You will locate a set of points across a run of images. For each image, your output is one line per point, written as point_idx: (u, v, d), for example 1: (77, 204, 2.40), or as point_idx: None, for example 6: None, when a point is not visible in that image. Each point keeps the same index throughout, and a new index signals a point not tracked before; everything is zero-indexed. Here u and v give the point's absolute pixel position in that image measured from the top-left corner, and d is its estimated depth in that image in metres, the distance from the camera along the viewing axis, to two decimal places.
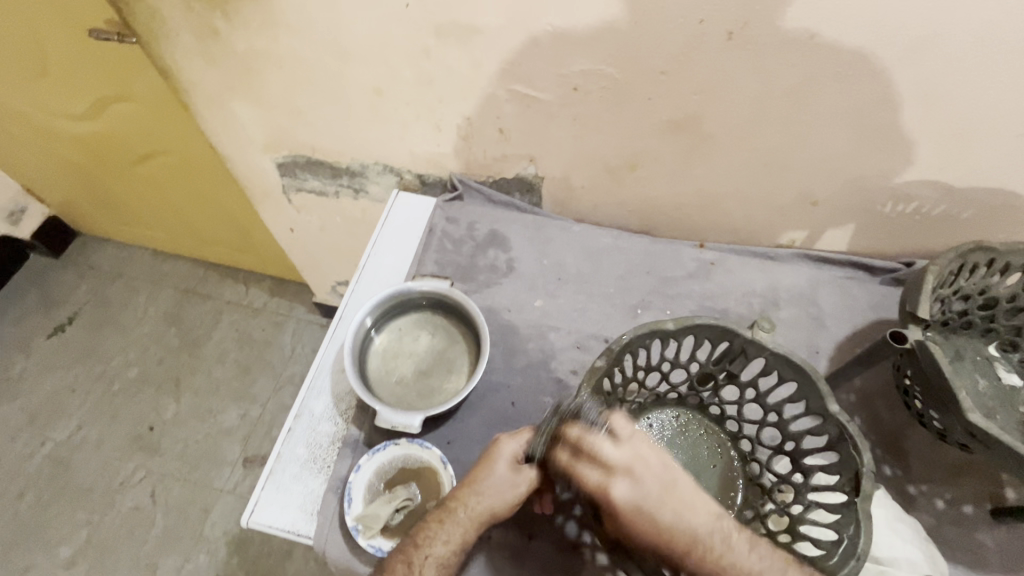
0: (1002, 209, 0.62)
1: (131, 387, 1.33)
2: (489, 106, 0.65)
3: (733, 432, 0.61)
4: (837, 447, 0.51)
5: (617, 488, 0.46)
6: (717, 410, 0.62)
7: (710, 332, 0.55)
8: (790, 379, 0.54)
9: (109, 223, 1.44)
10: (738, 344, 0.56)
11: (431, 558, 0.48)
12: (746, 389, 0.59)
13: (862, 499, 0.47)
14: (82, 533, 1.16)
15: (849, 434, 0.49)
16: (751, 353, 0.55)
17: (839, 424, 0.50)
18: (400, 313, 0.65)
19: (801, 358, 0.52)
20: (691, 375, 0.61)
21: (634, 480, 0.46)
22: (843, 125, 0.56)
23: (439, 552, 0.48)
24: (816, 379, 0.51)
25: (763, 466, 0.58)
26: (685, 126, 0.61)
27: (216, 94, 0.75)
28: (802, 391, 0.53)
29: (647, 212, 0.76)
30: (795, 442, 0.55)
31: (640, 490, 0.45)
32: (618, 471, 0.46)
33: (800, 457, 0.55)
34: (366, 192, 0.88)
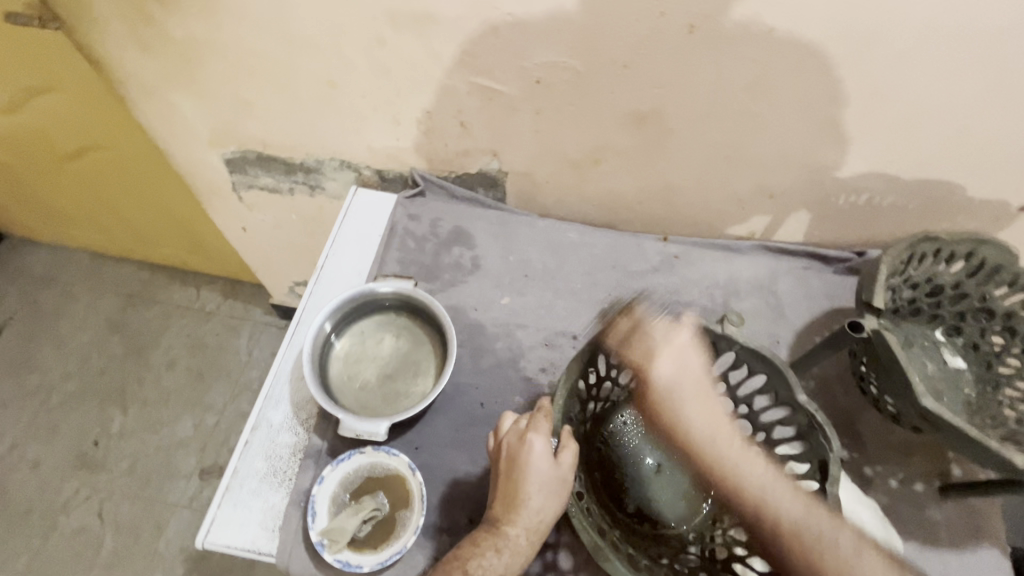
0: (946, 200, 0.65)
1: (72, 401, 1.24)
2: (450, 98, 0.63)
3: None
4: (806, 436, 0.52)
5: (658, 363, 0.54)
6: None
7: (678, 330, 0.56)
8: (758, 372, 0.55)
9: (39, 225, 1.33)
10: (710, 340, 0.56)
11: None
12: None
13: (830, 486, 0.48)
14: (21, 560, 1.08)
15: (817, 423, 0.50)
16: (723, 347, 0.56)
17: (806, 413, 0.51)
18: (360, 316, 0.62)
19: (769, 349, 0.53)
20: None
21: (670, 366, 0.54)
22: (799, 118, 0.57)
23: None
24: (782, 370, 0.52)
25: None
26: (647, 119, 0.60)
27: (154, 85, 0.70)
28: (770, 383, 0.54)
29: (611, 206, 0.75)
30: (767, 434, 0.57)
31: (688, 373, 0.53)
32: (663, 353, 0.54)
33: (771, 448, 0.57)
34: (322, 189, 0.85)
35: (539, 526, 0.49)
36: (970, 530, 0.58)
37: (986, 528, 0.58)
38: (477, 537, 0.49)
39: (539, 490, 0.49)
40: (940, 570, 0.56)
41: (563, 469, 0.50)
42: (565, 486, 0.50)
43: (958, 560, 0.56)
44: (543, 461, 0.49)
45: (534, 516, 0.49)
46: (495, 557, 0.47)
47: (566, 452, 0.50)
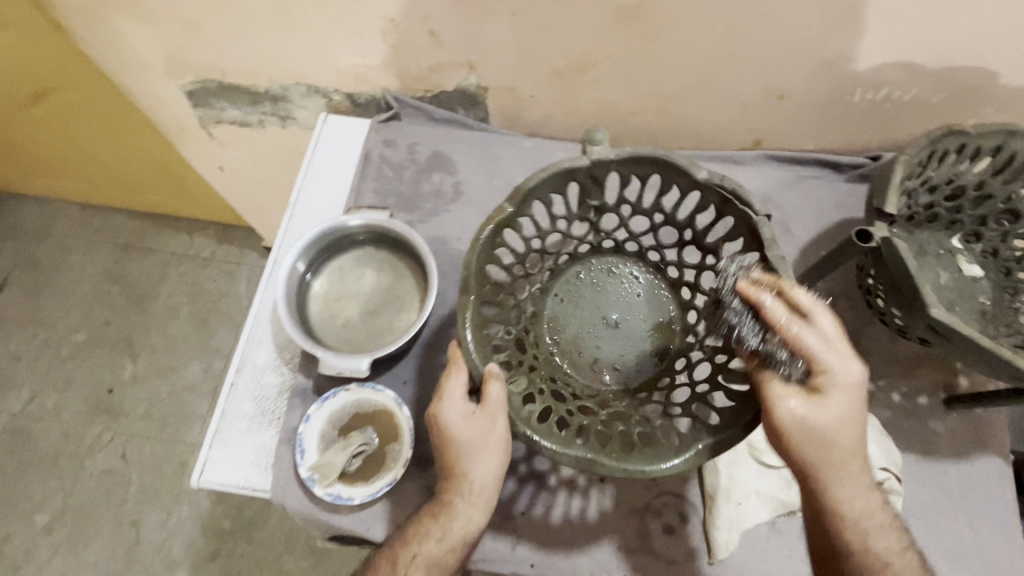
0: (976, 90, 0.58)
1: (81, 351, 1.26)
2: (414, 2, 0.55)
3: (673, 280, 0.60)
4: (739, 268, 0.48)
5: (809, 342, 0.44)
6: (658, 256, 0.61)
7: (554, 183, 0.50)
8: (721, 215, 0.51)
9: (20, 177, 1.29)
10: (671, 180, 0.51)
11: (418, 558, 0.46)
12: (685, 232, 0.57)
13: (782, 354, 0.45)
14: (57, 500, 1.14)
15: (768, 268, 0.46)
16: (682, 189, 0.51)
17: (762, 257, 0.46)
18: (337, 252, 0.59)
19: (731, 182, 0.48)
20: (589, 222, 0.59)
21: (820, 351, 0.44)
22: (813, 1, 0.50)
23: (428, 552, 0.46)
24: (734, 191, 0.47)
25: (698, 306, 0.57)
26: (636, 14, 0.53)
27: (90, 7, 0.63)
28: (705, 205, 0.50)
29: (603, 119, 0.69)
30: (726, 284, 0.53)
31: (847, 379, 0.43)
32: (823, 346, 0.44)
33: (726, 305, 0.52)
34: (293, 118, 0.79)
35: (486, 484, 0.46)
36: (973, 440, 0.56)
37: (989, 438, 0.57)
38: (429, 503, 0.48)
39: (468, 455, 0.46)
40: (939, 480, 0.55)
41: (488, 416, 0.45)
42: (498, 438, 0.45)
43: (958, 470, 0.55)
44: (463, 426, 0.45)
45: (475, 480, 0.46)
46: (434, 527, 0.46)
47: (489, 391, 0.44)
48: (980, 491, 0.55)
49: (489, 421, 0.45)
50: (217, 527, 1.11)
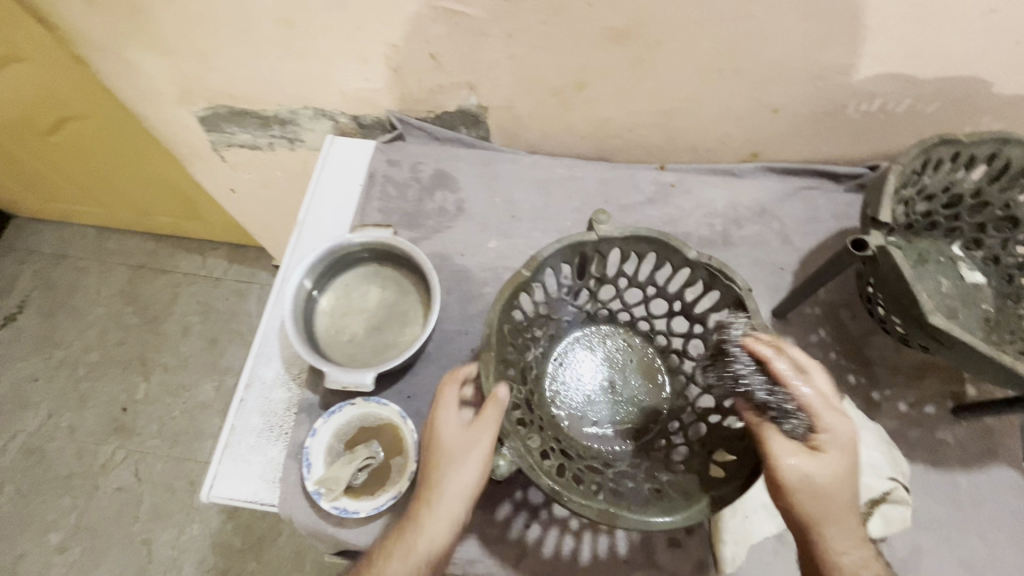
0: (969, 100, 0.59)
1: (96, 371, 1.28)
2: (414, 28, 0.57)
3: (663, 347, 0.60)
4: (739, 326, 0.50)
5: (810, 399, 0.44)
6: (647, 325, 0.61)
7: (563, 254, 0.50)
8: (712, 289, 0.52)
9: (40, 203, 1.33)
10: (665, 255, 0.52)
11: (412, 553, 0.44)
12: (674, 302, 0.58)
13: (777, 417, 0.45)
14: (70, 519, 1.15)
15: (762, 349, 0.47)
16: (676, 263, 0.52)
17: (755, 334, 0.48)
18: (343, 270, 0.61)
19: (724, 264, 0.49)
20: (589, 290, 0.59)
21: (823, 414, 0.44)
22: (802, 17, 0.51)
23: (422, 548, 0.44)
24: (720, 269, 0.49)
25: (688, 378, 0.58)
26: (630, 34, 0.55)
27: (108, 40, 0.66)
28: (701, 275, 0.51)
29: (601, 136, 0.71)
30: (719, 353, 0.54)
31: (842, 432, 0.43)
32: (823, 401, 0.44)
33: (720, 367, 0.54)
34: (301, 141, 0.81)
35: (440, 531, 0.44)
36: (982, 449, 0.56)
37: (999, 447, 0.56)
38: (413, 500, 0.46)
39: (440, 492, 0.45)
40: (949, 490, 0.54)
41: (479, 432, 0.44)
42: (485, 448, 0.44)
43: (968, 480, 0.55)
44: (444, 454, 0.46)
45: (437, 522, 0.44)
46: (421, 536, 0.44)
47: (487, 412, 0.44)
48: (992, 501, 0.54)
49: (466, 462, 0.45)
50: (228, 546, 1.12)
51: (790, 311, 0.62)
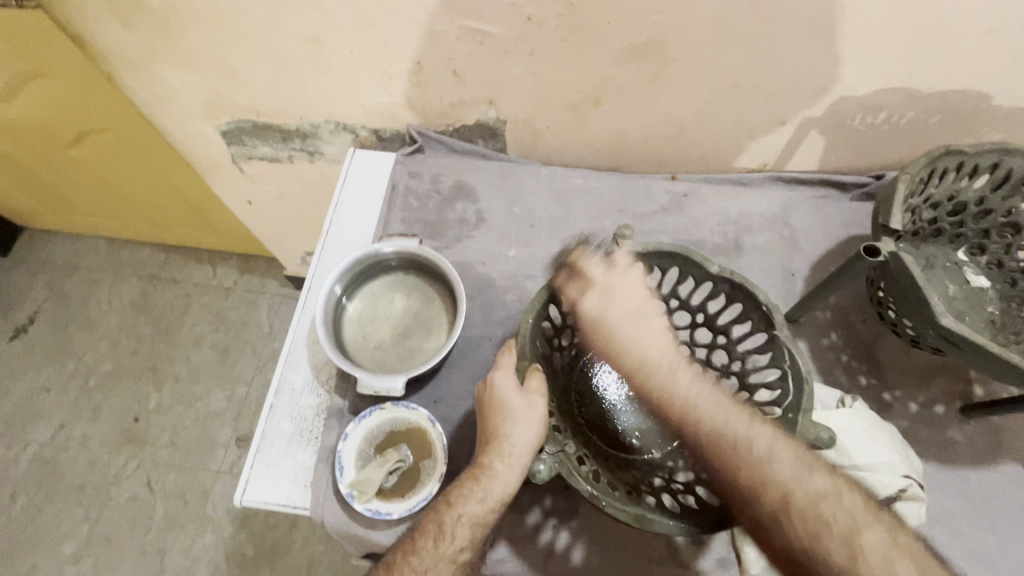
0: (971, 112, 0.61)
1: (109, 381, 1.29)
2: (438, 46, 0.60)
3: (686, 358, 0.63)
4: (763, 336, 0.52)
5: (573, 293, 0.53)
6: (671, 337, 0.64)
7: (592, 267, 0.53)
8: (734, 300, 0.54)
9: (54, 215, 1.35)
10: (685, 268, 0.55)
11: (464, 517, 0.47)
12: (697, 313, 0.60)
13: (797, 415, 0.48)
14: (83, 529, 1.16)
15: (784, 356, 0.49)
16: (698, 276, 0.55)
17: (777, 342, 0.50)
18: (369, 278, 0.63)
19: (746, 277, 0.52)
20: None
21: (608, 296, 0.53)
22: (811, 35, 0.53)
23: (472, 511, 0.47)
24: (741, 282, 0.52)
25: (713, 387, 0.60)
26: (646, 51, 0.57)
27: (139, 57, 0.68)
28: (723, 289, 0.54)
29: (616, 147, 0.73)
30: (742, 362, 0.56)
31: (623, 306, 0.53)
32: (596, 288, 0.53)
33: (745, 376, 0.56)
34: (321, 154, 0.84)
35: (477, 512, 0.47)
36: (991, 447, 0.58)
37: (1008, 445, 0.58)
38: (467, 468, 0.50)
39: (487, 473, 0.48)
40: (961, 488, 0.56)
41: (529, 395, 0.49)
42: (539, 410, 0.49)
43: (979, 477, 0.56)
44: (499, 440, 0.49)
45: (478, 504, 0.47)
46: (475, 498, 0.47)
47: (533, 379, 0.50)
48: (1002, 498, 0.56)
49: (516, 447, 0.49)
50: (241, 554, 1.12)
51: (802, 315, 0.63)
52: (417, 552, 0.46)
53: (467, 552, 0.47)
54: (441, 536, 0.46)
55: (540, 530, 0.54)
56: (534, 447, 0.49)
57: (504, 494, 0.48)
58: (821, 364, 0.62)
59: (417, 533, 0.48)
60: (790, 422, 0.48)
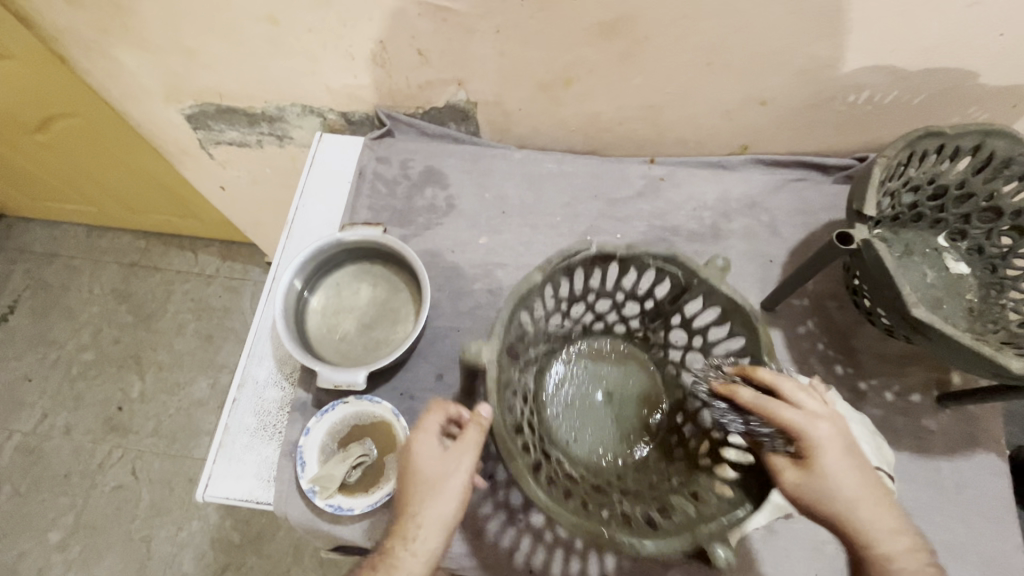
0: (957, 90, 0.59)
1: (91, 370, 1.28)
2: (401, 25, 0.57)
3: (646, 342, 0.62)
4: (693, 290, 0.53)
5: (792, 418, 0.44)
6: (624, 328, 0.63)
7: (554, 273, 0.50)
8: (678, 280, 0.54)
9: (30, 202, 1.32)
10: (633, 265, 0.53)
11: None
12: (646, 301, 0.59)
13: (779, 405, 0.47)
14: (69, 517, 1.16)
15: (750, 324, 0.49)
16: (644, 266, 0.53)
17: (740, 312, 0.49)
18: (333, 268, 0.61)
19: (686, 257, 0.51)
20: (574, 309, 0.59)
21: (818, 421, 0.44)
22: (789, 11, 0.51)
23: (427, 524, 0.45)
24: (687, 264, 0.51)
25: (679, 365, 0.59)
26: (616, 28, 0.54)
27: (92, 39, 0.65)
28: (640, 264, 0.53)
29: (591, 129, 0.71)
30: (701, 336, 0.56)
31: (839, 439, 0.43)
32: (806, 423, 0.43)
33: (708, 349, 0.56)
34: (289, 138, 0.81)
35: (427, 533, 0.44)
36: (966, 437, 0.57)
37: (982, 435, 0.57)
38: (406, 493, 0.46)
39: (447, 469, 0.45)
40: (933, 478, 0.55)
41: (456, 469, 0.45)
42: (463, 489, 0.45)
43: (952, 467, 0.56)
44: (430, 464, 0.46)
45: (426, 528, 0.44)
46: (405, 554, 0.43)
47: (467, 434, 0.46)
48: (974, 488, 0.55)
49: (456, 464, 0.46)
50: (227, 541, 1.13)
51: (778, 303, 0.62)
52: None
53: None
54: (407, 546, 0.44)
55: (495, 531, 0.55)
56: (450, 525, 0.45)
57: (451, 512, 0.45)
58: (796, 353, 0.61)
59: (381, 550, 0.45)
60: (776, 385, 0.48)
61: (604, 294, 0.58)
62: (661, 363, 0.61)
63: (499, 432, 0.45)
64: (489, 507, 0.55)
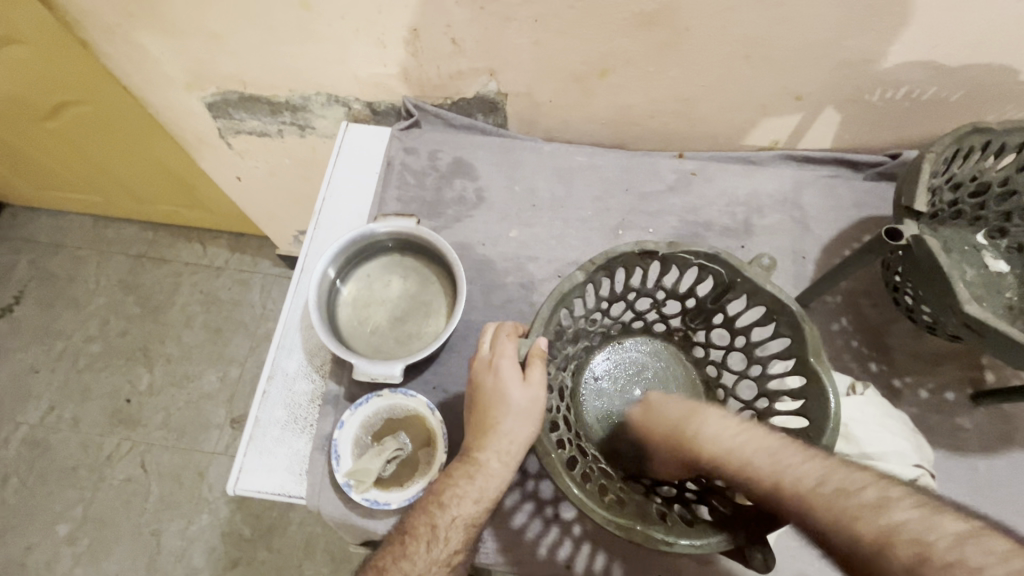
0: (996, 87, 0.58)
1: (98, 362, 1.27)
2: (436, 12, 0.56)
3: (686, 342, 0.62)
4: (736, 289, 0.52)
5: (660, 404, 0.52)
6: (664, 326, 0.63)
7: (595, 272, 0.49)
8: (720, 280, 0.53)
9: (36, 191, 1.30)
10: (674, 263, 0.53)
11: (458, 520, 0.46)
12: (686, 299, 0.59)
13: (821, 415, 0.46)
14: (77, 510, 1.15)
15: (795, 325, 0.48)
16: (688, 265, 0.53)
17: (787, 313, 0.49)
18: (365, 260, 0.60)
19: (731, 255, 0.50)
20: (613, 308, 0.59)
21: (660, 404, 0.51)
22: (835, 4, 0.50)
23: (467, 511, 0.46)
24: (733, 264, 0.50)
25: (719, 365, 0.59)
26: (657, 19, 0.53)
27: (115, 23, 0.64)
28: (681, 262, 0.52)
29: (621, 123, 0.70)
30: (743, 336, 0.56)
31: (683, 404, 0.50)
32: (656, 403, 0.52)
33: (750, 349, 0.56)
34: (311, 128, 0.80)
35: (470, 509, 0.46)
36: (1001, 435, 0.57)
37: (1017, 433, 0.57)
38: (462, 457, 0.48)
39: (512, 419, 0.46)
40: (969, 476, 0.55)
41: (534, 388, 0.46)
42: (541, 405, 0.46)
43: (987, 465, 0.55)
44: (516, 392, 0.46)
45: (471, 505, 0.46)
46: (455, 508, 0.46)
47: (534, 369, 0.46)
48: (1010, 486, 0.55)
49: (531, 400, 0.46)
50: (238, 535, 1.12)
51: (813, 300, 0.61)
52: (408, 556, 0.45)
53: (460, 554, 0.46)
54: (434, 539, 0.45)
55: (541, 546, 0.53)
56: (526, 445, 0.46)
57: (498, 492, 0.47)
58: (830, 349, 0.61)
59: (407, 534, 0.46)
60: (813, 393, 0.47)
61: (644, 294, 0.58)
62: (700, 363, 0.61)
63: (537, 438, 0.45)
64: (530, 517, 0.54)
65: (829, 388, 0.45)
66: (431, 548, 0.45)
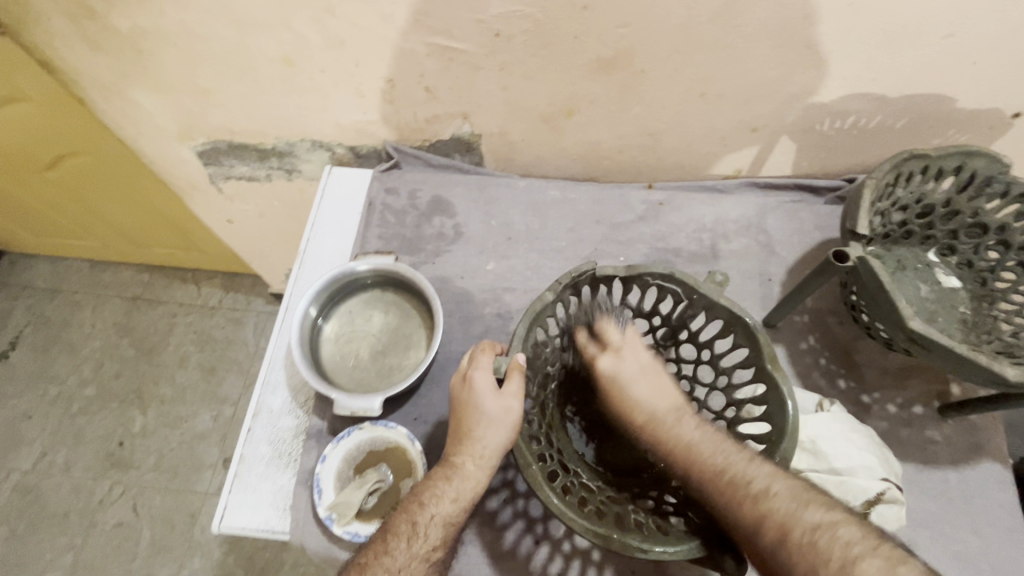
0: (937, 114, 0.62)
1: (92, 405, 1.27)
2: (409, 63, 0.60)
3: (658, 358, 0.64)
4: (698, 306, 0.55)
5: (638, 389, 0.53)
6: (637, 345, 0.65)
7: (563, 292, 0.52)
8: (683, 298, 0.56)
9: (34, 238, 1.33)
10: (637, 283, 0.55)
11: (437, 518, 0.46)
12: (654, 317, 0.61)
13: (783, 416, 0.48)
14: (67, 558, 1.13)
15: (754, 336, 0.51)
16: (653, 284, 0.55)
17: (745, 326, 0.51)
18: (345, 297, 0.62)
19: (689, 274, 0.53)
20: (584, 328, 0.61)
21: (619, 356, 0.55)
22: (775, 45, 0.54)
23: (445, 511, 0.46)
24: (691, 283, 0.53)
25: (691, 379, 0.61)
26: (615, 64, 0.57)
27: (111, 81, 0.68)
28: (643, 283, 0.55)
29: (591, 158, 0.74)
30: (710, 350, 0.58)
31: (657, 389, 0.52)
32: (635, 373, 0.54)
33: (717, 362, 0.58)
34: (298, 172, 0.83)
35: (447, 512, 0.46)
36: (969, 446, 0.58)
37: (985, 444, 0.58)
38: (440, 465, 0.49)
39: (487, 426, 0.48)
40: (941, 488, 0.56)
41: (507, 398, 0.48)
42: (514, 413, 0.48)
43: (958, 477, 0.57)
44: (490, 400, 0.48)
45: (447, 506, 0.47)
46: (431, 508, 0.47)
47: (511, 381, 0.48)
48: (981, 497, 0.56)
49: (504, 408, 0.48)
50: None
51: (780, 320, 0.64)
52: (390, 552, 0.45)
53: (438, 552, 0.46)
54: (414, 536, 0.46)
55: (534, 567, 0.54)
56: (503, 451, 0.48)
57: (474, 494, 0.48)
58: (800, 367, 0.63)
59: (389, 533, 0.46)
60: (774, 400, 0.49)
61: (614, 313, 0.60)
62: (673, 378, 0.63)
63: (516, 451, 0.46)
64: (523, 536, 0.55)
65: (785, 394, 0.48)
66: (410, 546, 0.45)
